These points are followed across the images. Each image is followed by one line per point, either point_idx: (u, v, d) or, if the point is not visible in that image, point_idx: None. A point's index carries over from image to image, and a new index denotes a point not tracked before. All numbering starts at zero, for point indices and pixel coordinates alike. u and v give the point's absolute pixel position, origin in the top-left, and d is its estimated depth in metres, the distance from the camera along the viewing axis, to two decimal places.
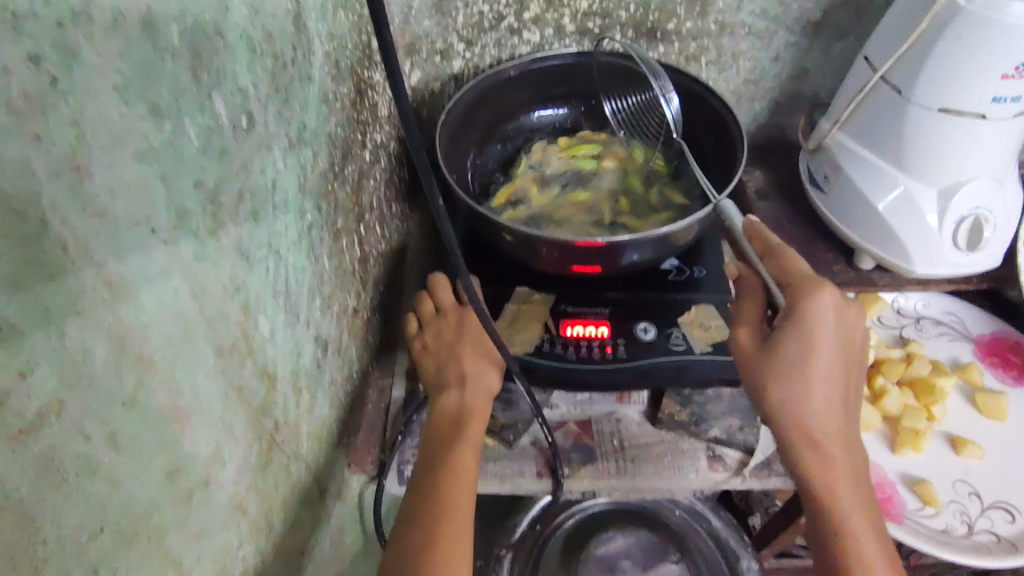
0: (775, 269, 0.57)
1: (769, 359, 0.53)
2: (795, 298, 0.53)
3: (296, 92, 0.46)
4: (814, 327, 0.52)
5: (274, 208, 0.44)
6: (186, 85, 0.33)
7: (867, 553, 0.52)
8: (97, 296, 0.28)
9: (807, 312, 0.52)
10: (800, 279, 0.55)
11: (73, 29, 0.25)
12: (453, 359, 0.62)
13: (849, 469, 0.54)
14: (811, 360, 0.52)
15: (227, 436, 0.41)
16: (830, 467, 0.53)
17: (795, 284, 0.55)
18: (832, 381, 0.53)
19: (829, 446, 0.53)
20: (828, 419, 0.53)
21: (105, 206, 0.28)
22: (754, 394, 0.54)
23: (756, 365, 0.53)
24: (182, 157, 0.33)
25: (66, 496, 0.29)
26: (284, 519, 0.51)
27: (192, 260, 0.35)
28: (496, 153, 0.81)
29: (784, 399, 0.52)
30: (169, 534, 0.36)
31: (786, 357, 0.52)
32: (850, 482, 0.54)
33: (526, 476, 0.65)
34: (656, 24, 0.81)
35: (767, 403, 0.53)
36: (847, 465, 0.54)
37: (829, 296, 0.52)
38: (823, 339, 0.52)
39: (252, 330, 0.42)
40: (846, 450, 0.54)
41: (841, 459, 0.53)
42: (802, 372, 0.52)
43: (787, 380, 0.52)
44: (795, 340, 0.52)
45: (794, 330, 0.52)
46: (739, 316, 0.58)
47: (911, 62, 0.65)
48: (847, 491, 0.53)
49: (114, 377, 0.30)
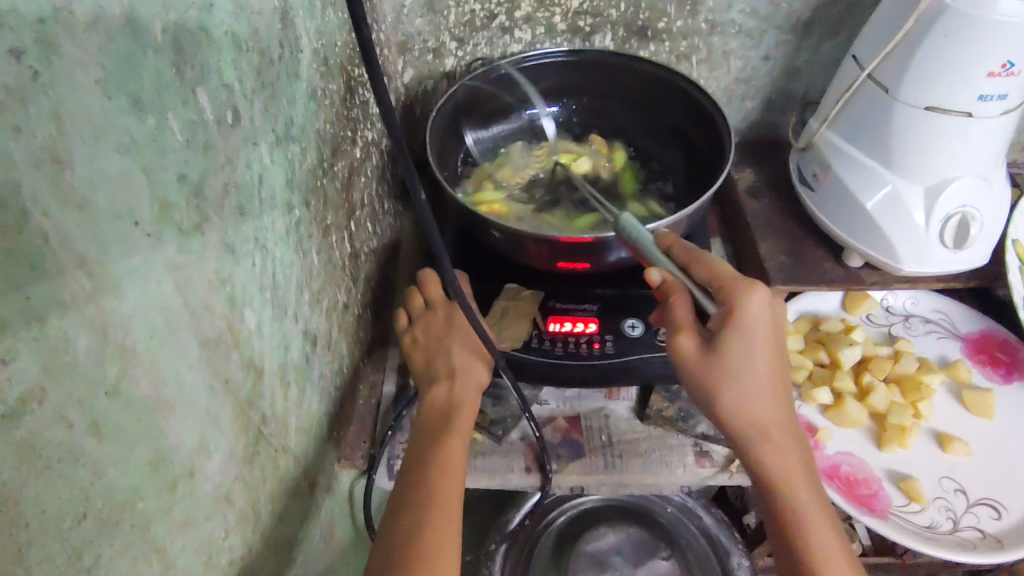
0: (703, 271, 0.55)
1: (711, 363, 0.52)
2: (729, 299, 0.52)
3: (282, 87, 0.47)
4: (752, 327, 0.52)
5: (260, 202, 0.45)
6: (169, 81, 0.33)
7: (824, 536, 0.53)
8: (79, 286, 0.29)
9: (742, 311, 0.52)
10: (729, 278, 0.54)
11: (53, 25, 0.26)
12: (443, 353, 0.62)
13: (801, 456, 0.55)
14: (753, 358, 0.52)
15: (213, 427, 0.41)
16: (780, 458, 0.54)
17: (725, 285, 0.53)
18: (773, 378, 0.53)
19: (777, 437, 0.54)
20: (773, 411, 0.54)
21: (86, 198, 0.29)
22: (701, 397, 0.53)
23: (699, 368, 0.52)
24: (165, 151, 0.34)
25: (47, 482, 0.29)
26: (272, 511, 0.52)
27: (176, 253, 0.35)
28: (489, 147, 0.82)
29: (728, 394, 0.52)
30: (152, 522, 0.36)
31: (728, 358, 0.52)
32: (802, 471, 0.55)
33: (515, 471, 0.66)
34: (646, 22, 0.81)
35: (716, 404, 0.53)
36: (796, 453, 0.55)
37: (761, 294, 0.52)
38: (760, 337, 0.52)
39: (238, 323, 0.43)
40: (793, 438, 0.55)
41: (789, 450, 0.54)
42: (745, 371, 0.52)
43: (731, 381, 0.52)
44: (734, 340, 0.51)
45: (732, 333, 0.52)
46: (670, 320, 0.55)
47: (898, 61, 0.65)
48: (800, 482, 0.54)
49: (97, 366, 0.31)
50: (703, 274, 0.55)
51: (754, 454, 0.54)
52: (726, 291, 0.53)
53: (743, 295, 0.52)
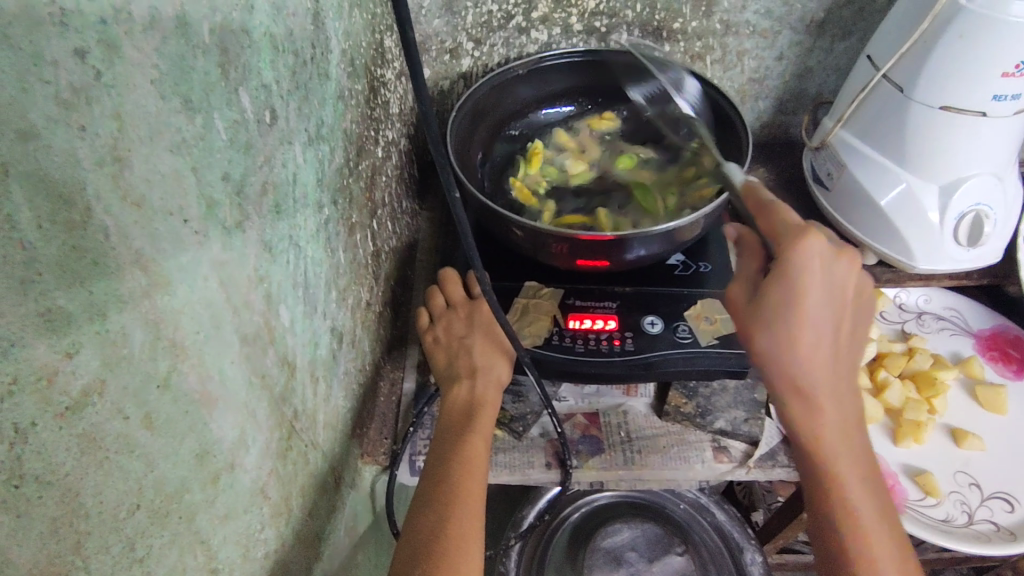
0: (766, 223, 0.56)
1: (753, 312, 0.55)
2: (778, 250, 0.53)
3: (315, 87, 0.48)
4: (796, 280, 0.52)
5: (294, 201, 0.45)
6: (215, 81, 0.34)
7: (853, 498, 0.56)
8: (135, 282, 0.29)
9: (787, 264, 0.52)
10: (786, 228, 0.54)
11: (115, 26, 0.26)
12: (465, 351, 0.64)
13: (841, 418, 0.56)
14: (796, 312, 0.53)
15: (251, 421, 0.42)
16: (820, 417, 0.55)
17: (779, 236, 0.54)
18: (821, 334, 0.54)
19: (820, 399, 0.55)
20: (819, 369, 0.54)
21: (142, 195, 0.29)
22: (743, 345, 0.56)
23: (744, 316, 0.56)
24: (212, 150, 0.34)
25: (106, 473, 0.30)
26: (302, 506, 0.53)
27: (221, 251, 0.36)
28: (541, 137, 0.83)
29: (770, 354, 0.54)
30: (198, 513, 0.37)
31: (771, 310, 0.53)
32: (840, 431, 0.56)
33: (536, 467, 0.67)
34: (662, 23, 0.83)
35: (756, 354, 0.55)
36: (838, 416, 0.56)
37: (813, 246, 0.52)
38: (808, 291, 0.52)
39: (274, 320, 0.44)
40: (838, 400, 0.55)
41: (832, 412, 0.55)
42: (787, 327, 0.53)
43: (771, 333, 0.54)
44: (777, 293, 0.53)
45: (774, 287, 0.53)
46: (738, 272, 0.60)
47: (913, 61, 0.66)
48: (836, 441, 0.56)
49: (150, 360, 0.31)
50: (765, 224, 0.56)
51: (790, 407, 0.56)
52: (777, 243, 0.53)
53: (793, 244, 0.52)
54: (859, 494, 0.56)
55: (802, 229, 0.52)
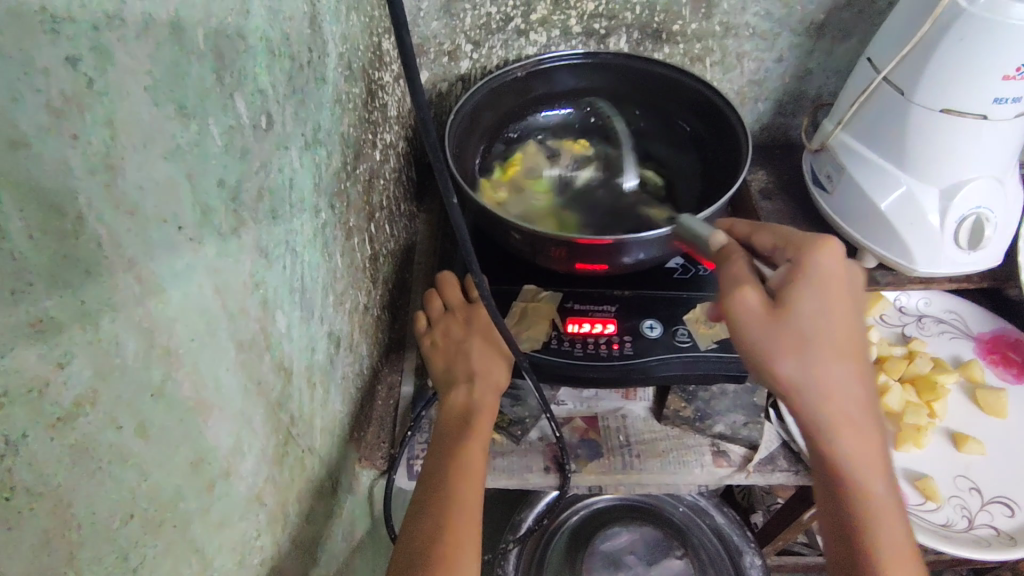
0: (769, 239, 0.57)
1: (782, 322, 0.51)
2: (801, 256, 0.53)
3: (312, 92, 0.47)
4: (825, 284, 0.52)
5: (291, 206, 0.45)
6: (210, 87, 0.34)
7: (882, 508, 0.56)
8: (128, 291, 0.29)
9: (813, 267, 0.52)
10: (797, 239, 0.55)
11: (107, 33, 0.26)
12: (463, 356, 0.63)
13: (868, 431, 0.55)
14: (828, 320, 0.51)
15: (247, 429, 0.42)
16: (849, 429, 0.54)
17: (794, 245, 0.54)
18: (846, 345, 0.53)
19: (849, 413, 0.54)
20: (848, 381, 0.53)
21: (136, 204, 0.29)
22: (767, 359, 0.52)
23: (771, 328, 0.51)
24: (207, 157, 0.34)
25: (98, 483, 0.30)
26: (299, 511, 0.52)
27: (216, 257, 0.36)
28: (533, 140, 0.82)
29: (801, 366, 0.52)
30: (193, 521, 0.37)
31: (803, 320, 0.51)
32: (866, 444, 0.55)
33: (534, 471, 0.66)
34: (661, 25, 0.82)
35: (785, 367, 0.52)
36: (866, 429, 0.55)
37: (834, 253, 0.52)
38: (835, 298, 0.52)
39: (270, 326, 0.43)
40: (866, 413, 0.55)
41: (860, 425, 0.55)
42: (817, 338, 0.51)
43: (803, 343, 0.51)
44: (808, 300, 0.51)
45: (803, 293, 0.51)
46: (730, 275, 0.52)
47: (913, 64, 0.66)
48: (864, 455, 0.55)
49: (144, 368, 0.31)
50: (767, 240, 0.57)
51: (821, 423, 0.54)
52: (799, 251, 0.53)
53: (816, 250, 0.53)
54: (885, 505, 0.56)
55: (821, 238, 0.53)
